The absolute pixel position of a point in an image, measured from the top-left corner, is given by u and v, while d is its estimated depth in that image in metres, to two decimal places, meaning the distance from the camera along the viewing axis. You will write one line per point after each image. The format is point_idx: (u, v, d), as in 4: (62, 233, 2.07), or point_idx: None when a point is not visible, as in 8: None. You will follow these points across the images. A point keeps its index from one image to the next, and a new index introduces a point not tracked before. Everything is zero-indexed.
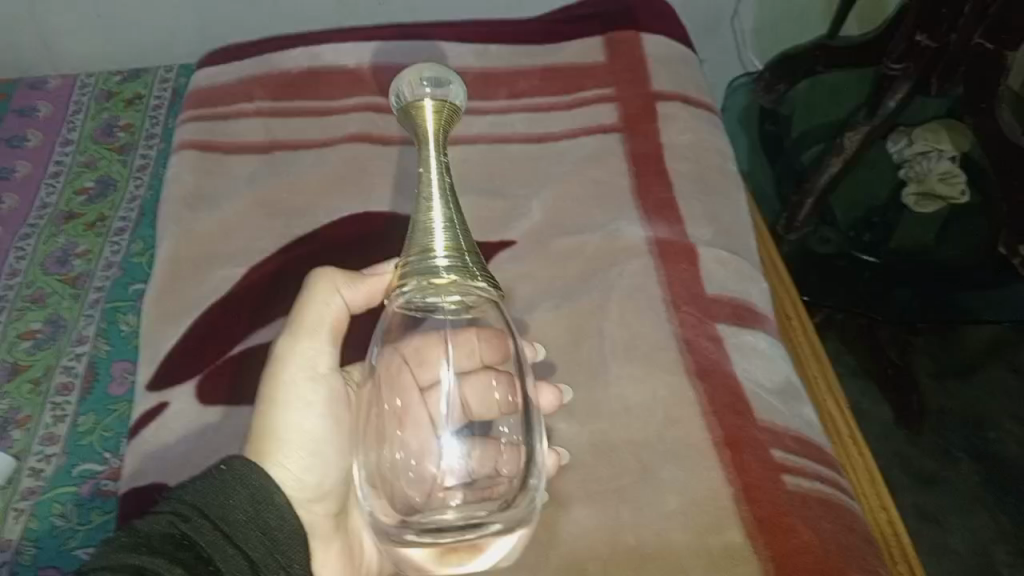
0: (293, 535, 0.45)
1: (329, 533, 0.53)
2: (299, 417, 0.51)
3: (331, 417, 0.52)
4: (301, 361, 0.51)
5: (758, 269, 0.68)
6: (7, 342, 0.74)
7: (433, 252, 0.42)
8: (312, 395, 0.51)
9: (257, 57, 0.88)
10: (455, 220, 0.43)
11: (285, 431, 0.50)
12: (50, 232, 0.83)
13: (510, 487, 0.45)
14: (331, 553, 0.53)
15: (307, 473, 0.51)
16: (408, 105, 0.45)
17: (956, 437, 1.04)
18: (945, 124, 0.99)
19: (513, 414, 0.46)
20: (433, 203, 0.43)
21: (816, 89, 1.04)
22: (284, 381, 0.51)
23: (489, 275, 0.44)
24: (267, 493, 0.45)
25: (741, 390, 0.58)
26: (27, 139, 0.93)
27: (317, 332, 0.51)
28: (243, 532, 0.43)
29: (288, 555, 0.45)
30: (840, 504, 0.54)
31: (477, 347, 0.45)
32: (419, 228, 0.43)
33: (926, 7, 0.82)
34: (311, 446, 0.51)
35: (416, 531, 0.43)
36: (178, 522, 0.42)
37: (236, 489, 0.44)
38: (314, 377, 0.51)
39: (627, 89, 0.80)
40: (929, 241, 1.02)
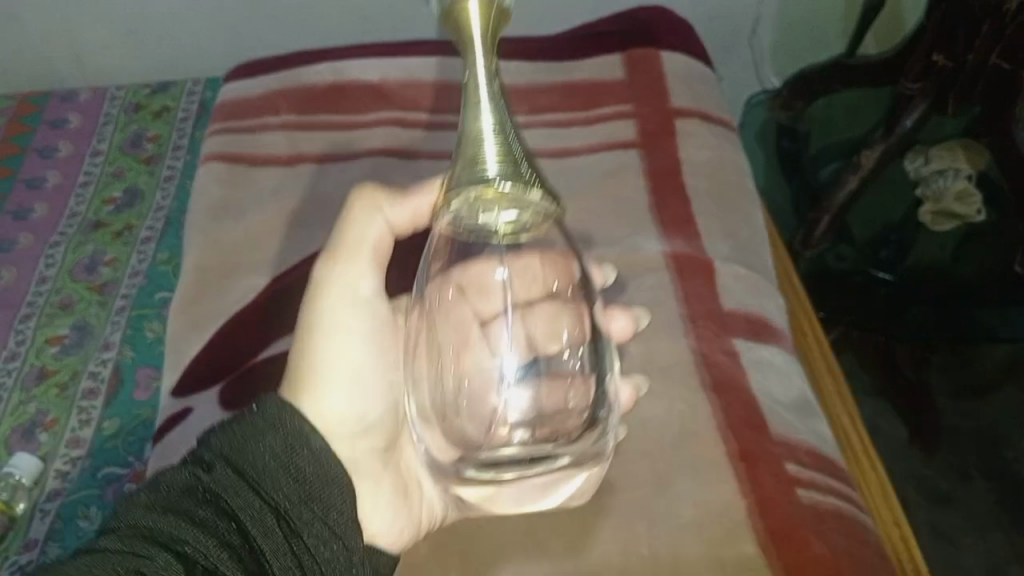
0: (331, 479, 0.45)
1: (378, 469, 0.54)
2: (341, 344, 0.51)
3: (373, 345, 0.52)
4: (344, 286, 0.51)
5: (774, 285, 0.69)
6: (35, 348, 0.76)
7: (483, 163, 0.42)
8: (352, 324, 0.51)
9: (283, 72, 0.90)
10: (506, 127, 0.43)
11: (323, 364, 0.51)
12: (79, 240, 0.85)
13: (573, 421, 0.48)
14: (385, 490, 0.53)
15: (351, 403, 0.51)
16: (449, 7, 0.43)
17: (972, 456, 1.03)
18: (961, 142, 1.00)
19: (579, 344, 0.49)
20: (482, 112, 0.43)
21: (833, 107, 1.03)
22: (322, 312, 0.51)
23: (544, 186, 0.44)
24: (299, 437, 0.45)
25: (756, 404, 0.58)
26: (58, 150, 0.95)
27: (356, 256, 0.50)
28: (271, 479, 0.44)
29: (323, 499, 0.45)
30: (853, 518, 0.55)
31: (539, 273, 0.48)
32: (468, 137, 0.43)
33: (943, 27, 0.83)
34: (351, 377, 0.51)
35: (476, 466, 0.48)
36: (201, 473, 0.44)
37: (264, 435, 0.45)
38: (357, 302, 0.51)
39: (645, 106, 0.81)
40: (945, 259, 1.04)
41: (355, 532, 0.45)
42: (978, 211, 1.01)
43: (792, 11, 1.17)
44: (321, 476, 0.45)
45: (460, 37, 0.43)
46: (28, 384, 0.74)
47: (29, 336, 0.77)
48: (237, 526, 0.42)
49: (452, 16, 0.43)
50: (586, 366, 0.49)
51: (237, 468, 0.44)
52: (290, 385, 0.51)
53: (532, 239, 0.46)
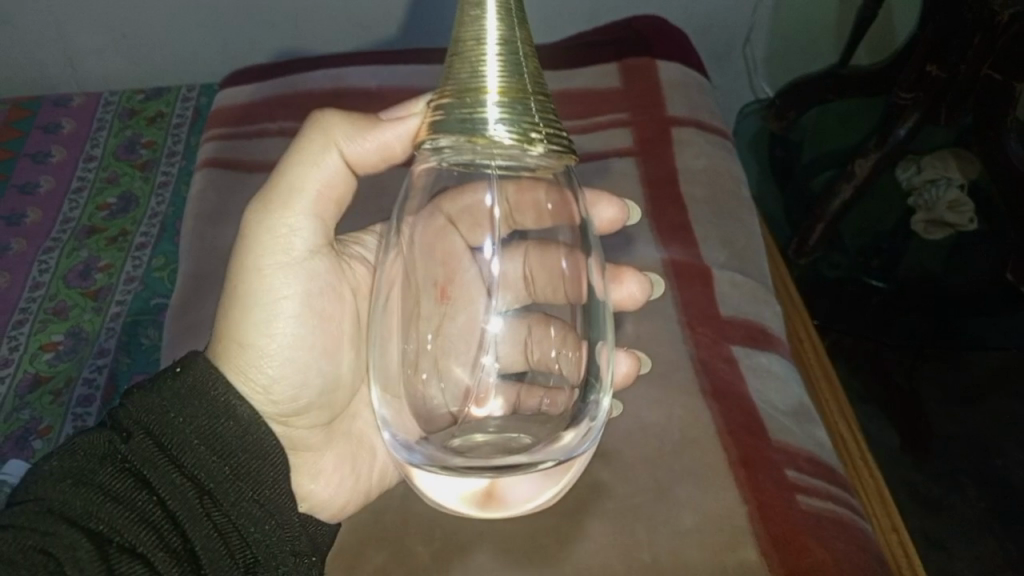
0: (257, 453, 0.47)
1: (321, 443, 0.55)
2: (271, 312, 0.51)
3: (305, 314, 0.52)
4: (274, 243, 0.50)
5: (771, 292, 0.69)
6: (28, 354, 0.76)
7: (485, 94, 0.39)
8: (286, 286, 0.51)
9: (279, 79, 0.90)
10: (515, 49, 0.39)
11: (249, 335, 0.51)
12: (73, 247, 0.85)
13: (555, 410, 0.47)
14: (328, 459, 0.55)
15: (276, 383, 0.51)
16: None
17: (963, 463, 1.04)
18: (952, 152, 1.02)
19: (573, 314, 0.47)
20: (488, 25, 0.39)
21: (825, 117, 1.07)
22: (254, 272, 0.50)
23: (555, 127, 0.40)
24: (225, 409, 0.47)
25: (755, 411, 0.59)
26: (52, 155, 0.95)
27: (293, 207, 0.49)
28: (195, 452, 0.45)
29: (251, 474, 0.47)
30: (854, 524, 0.55)
31: (533, 207, 0.45)
32: (472, 58, 0.39)
33: (935, 40, 0.85)
34: (279, 350, 0.51)
35: (439, 463, 0.44)
36: (117, 442, 0.45)
37: (187, 406, 0.46)
38: (289, 262, 0.51)
39: (642, 114, 0.82)
40: (936, 269, 1.03)
41: (287, 506, 0.48)
42: (972, 220, 1.01)
43: (784, 21, 1.18)
44: (248, 453, 0.47)
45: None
46: (21, 390, 0.73)
47: (23, 343, 0.77)
48: (160, 501, 0.44)
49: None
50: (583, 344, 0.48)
51: (157, 439, 0.45)
52: (215, 355, 0.51)
53: (533, 178, 0.44)
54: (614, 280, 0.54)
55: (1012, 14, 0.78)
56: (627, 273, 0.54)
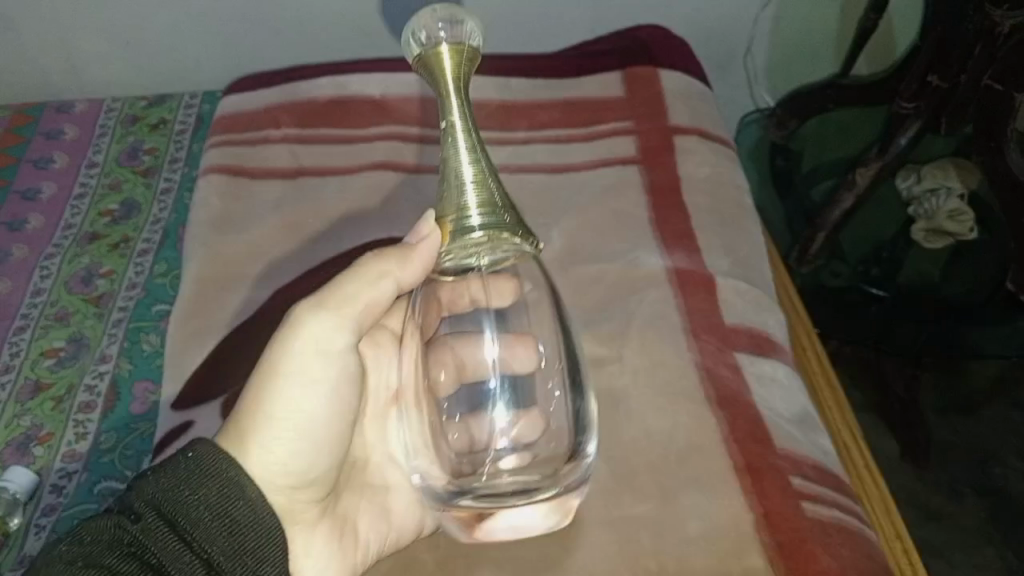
0: (264, 531, 0.45)
1: (313, 520, 0.53)
2: (300, 394, 0.51)
3: (332, 399, 0.52)
4: (315, 334, 0.51)
5: (775, 300, 0.70)
6: (29, 361, 0.75)
7: (468, 211, 0.46)
8: (320, 372, 0.51)
9: (283, 86, 0.90)
10: (484, 171, 0.46)
11: (276, 408, 0.50)
12: (74, 252, 0.85)
13: (555, 448, 0.51)
14: (319, 535, 0.53)
15: (294, 458, 0.50)
16: (425, 54, 0.46)
17: (963, 473, 1.04)
18: (954, 162, 0.99)
19: (559, 367, 0.52)
20: (460, 158, 0.46)
21: (826, 127, 1.05)
22: (292, 354, 0.50)
23: (524, 227, 0.48)
24: (234, 488, 0.45)
25: (761, 418, 0.59)
26: (54, 161, 0.95)
27: (345, 309, 0.51)
28: (207, 529, 0.43)
29: (256, 554, 0.44)
30: (859, 532, 0.55)
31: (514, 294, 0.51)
32: (452, 183, 0.47)
33: (936, 51, 0.85)
34: (302, 428, 0.51)
35: (471, 496, 0.49)
36: (127, 524, 0.43)
37: (200, 484, 0.44)
38: (325, 354, 0.51)
39: (645, 123, 0.82)
40: (934, 278, 1.05)
41: None
42: (971, 229, 1.00)
43: (785, 32, 1.19)
44: (257, 531, 0.45)
45: (435, 84, 0.47)
46: (22, 397, 0.73)
47: (24, 349, 0.76)
48: None
49: (426, 62, 0.47)
50: (566, 394, 0.51)
51: (167, 518, 0.43)
52: (231, 424, 0.50)
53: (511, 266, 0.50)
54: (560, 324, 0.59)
55: (1014, 24, 0.79)
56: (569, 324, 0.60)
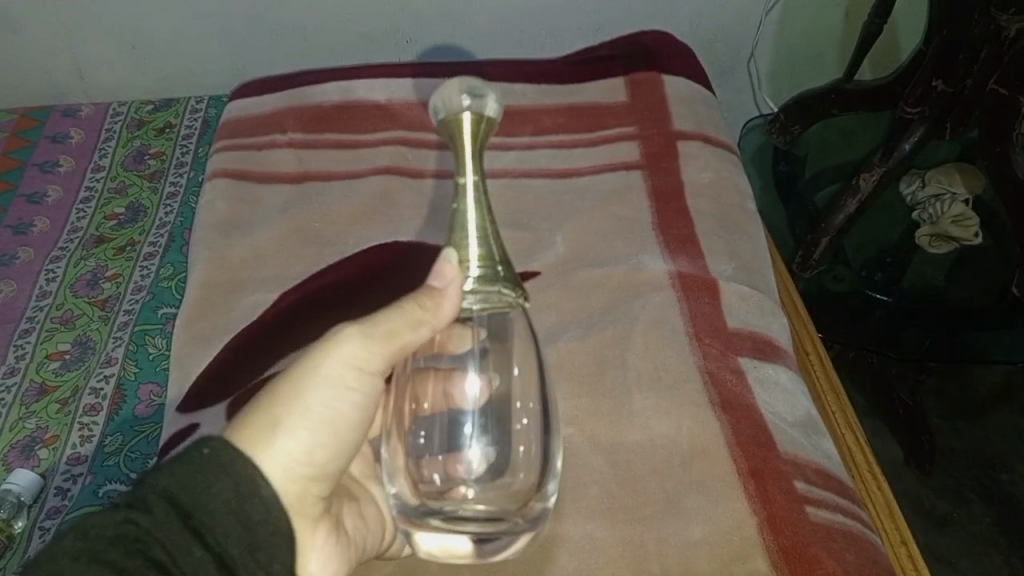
0: (278, 529, 0.45)
1: (318, 516, 0.52)
2: (336, 392, 0.51)
3: (362, 406, 0.52)
4: (360, 349, 0.50)
5: (778, 305, 0.70)
6: (35, 364, 0.76)
7: (468, 264, 0.48)
8: (354, 383, 0.51)
9: (288, 91, 0.90)
10: (488, 231, 0.48)
11: (313, 400, 0.50)
12: (80, 256, 0.85)
13: (527, 479, 0.51)
14: (320, 534, 0.52)
15: (319, 449, 0.50)
16: (449, 120, 0.48)
17: (966, 479, 1.04)
18: (958, 168, 1.02)
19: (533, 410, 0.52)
20: (468, 217, 0.48)
21: (828, 133, 1.09)
22: (329, 362, 0.50)
23: (513, 280, 0.50)
24: (250, 485, 0.45)
25: (764, 422, 0.59)
26: (59, 165, 0.95)
27: (388, 338, 0.50)
28: (221, 524, 0.44)
29: (268, 551, 0.45)
30: (864, 537, 0.55)
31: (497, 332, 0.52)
32: (455, 235, 0.48)
33: (939, 56, 0.85)
34: (330, 425, 0.51)
35: (440, 517, 0.50)
36: (136, 517, 0.42)
37: (216, 479, 0.44)
38: (364, 371, 0.51)
39: (649, 128, 0.82)
40: (938, 281, 1.04)
41: None
42: (977, 235, 1.00)
43: (788, 38, 1.19)
44: (270, 528, 0.45)
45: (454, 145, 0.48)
46: (27, 399, 0.73)
47: (30, 352, 0.77)
48: None
49: (447, 126, 0.48)
50: (540, 434, 0.51)
51: (181, 511, 0.43)
52: (252, 417, 0.49)
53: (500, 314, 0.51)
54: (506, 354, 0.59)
55: (1018, 28, 0.79)
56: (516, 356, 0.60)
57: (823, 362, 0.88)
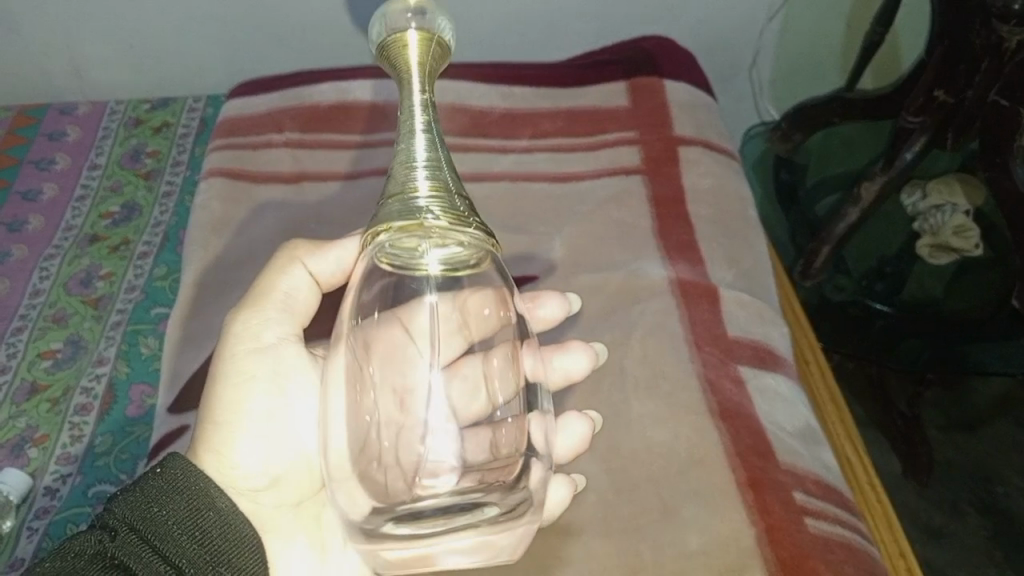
0: (239, 541, 0.45)
1: (290, 524, 0.53)
2: (244, 394, 0.50)
3: (274, 391, 0.51)
4: (243, 335, 0.51)
5: (778, 312, 0.69)
6: (26, 362, 0.75)
7: (415, 192, 0.41)
8: (250, 370, 0.51)
9: (286, 90, 0.89)
10: (439, 159, 0.43)
11: (222, 412, 0.50)
12: (74, 255, 0.84)
13: (500, 461, 0.45)
14: (296, 542, 0.53)
15: (249, 458, 0.50)
16: (390, 39, 0.47)
17: (963, 490, 1.03)
18: (958, 178, 0.99)
19: (520, 391, 0.47)
20: (415, 143, 0.43)
21: (831, 141, 1.08)
22: (231, 362, 0.51)
23: (481, 221, 0.42)
24: (204, 500, 0.45)
25: (763, 432, 0.58)
26: (55, 163, 0.94)
27: (265, 303, 0.52)
28: (181, 543, 0.43)
29: (234, 564, 0.44)
30: (861, 548, 0.54)
31: (477, 318, 0.47)
32: (401, 167, 0.43)
33: (943, 65, 0.84)
34: (254, 428, 0.50)
35: (394, 519, 0.44)
36: (102, 540, 0.42)
37: (172, 501, 0.44)
38: (259, 350, 0.51)
39: (649, 133, 0.82)
40: (936, 293, 1.03)
41: None
42: (977, 246, 0.98)
43: (790, 46, 1.19)
44: (230, 541, 0.45)
45: (398, 71, 0.47)
46: (18, 398, 0.72)
47: (21, 351, 0.76)
48: None
49: (389, 50, 0.48)
50: (518, 406, 0.47)
51: (142, 533, 0.42)
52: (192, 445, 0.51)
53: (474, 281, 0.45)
54: (560, 349, 0.56)
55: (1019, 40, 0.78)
56: (572, 342, 0.56)
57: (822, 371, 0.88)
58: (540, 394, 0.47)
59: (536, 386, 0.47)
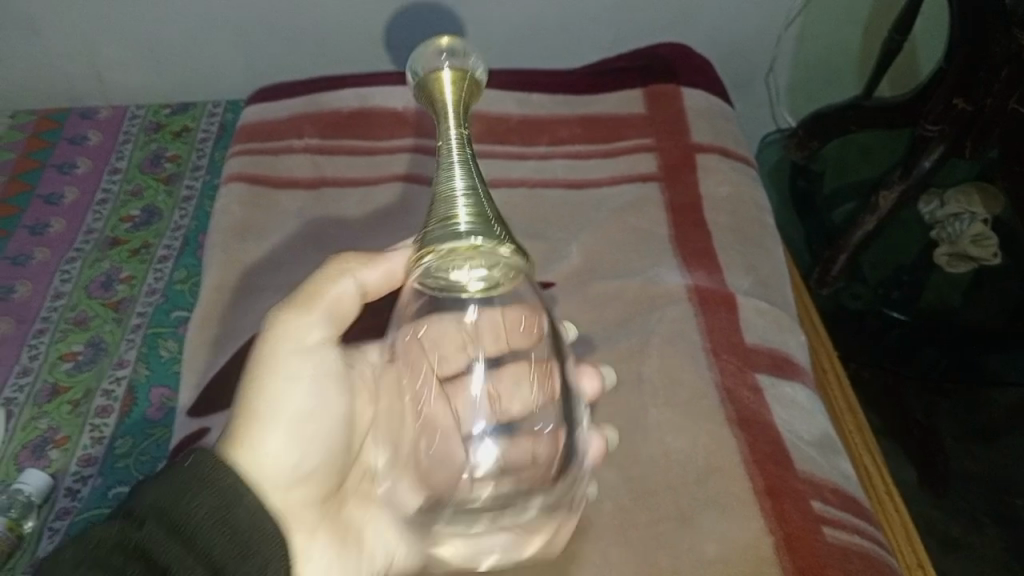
0: (266, 536, 0.44)
1: (314, 523, 0.50)
2: (287, 389, 0.49)
3: (317, 391, 0.50)
4: (291, 331, 0.49)
5: (796, 322, 0.69)
6: (48, 364, 0.76)
7: (456, 219, 0.43)
8: (294, 366, 0.49)
9: (306, 97, 0.90)
10: (477, 188, 0.44)
11: (263, 405, 0.48)
12: (95, 257, 0.85)
13: (541, 466, 0.47)
14: (318, 541, 0.50)
15: (286, 453, 0.48)
16: (425, 79, 0.47)
17: (982, 503, 1.02)
18: (977, 185, 0.98)
19: (549, 403, 0.48)
20: (454, 173, 0.44)
21: (847, 148, 1.06)
22: (276, 355, 0.49)
23: (514, 243, 0.44)
24: (233, 493, 0.44)
25: (781, 440, 0.58)
26: (77, 166, 0.96)
27: (312, 301, 0.49)
28: (209, 535, 0.43)
29: (260, 556, 0.44)
30: (879, 558, 0.54)
31: (507, 329, 0.47)
32: (440, 196, 0.44)
33: (963, 73, 0.84)
34: (294, 424, 0.48)
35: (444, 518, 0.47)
36: (130, 529, 0.42)
37: (201, 493, 0.44)
38: (304, 348, 0.49)
39: (667, 140, 0.82)
40: (954, 303, 1.04)
41: None
42: (995, 254, 0.99)
43: (807, 54, 1.19)
44: (259, 535, 0.44)
45: (433, 106, 0.47)
46: (39, 399, 0.73)
47: (42, 352, 0.77)
48: None
49: (425, 87, 0.47)
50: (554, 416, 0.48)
51: (169, 524, 0.42)
52: (224, 435, 0.48)
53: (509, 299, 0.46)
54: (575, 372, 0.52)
55: None
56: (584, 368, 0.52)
57: (839, 379, 0.88)
58: (575, 407, 0.50)
59: (576, 399, 0.50)
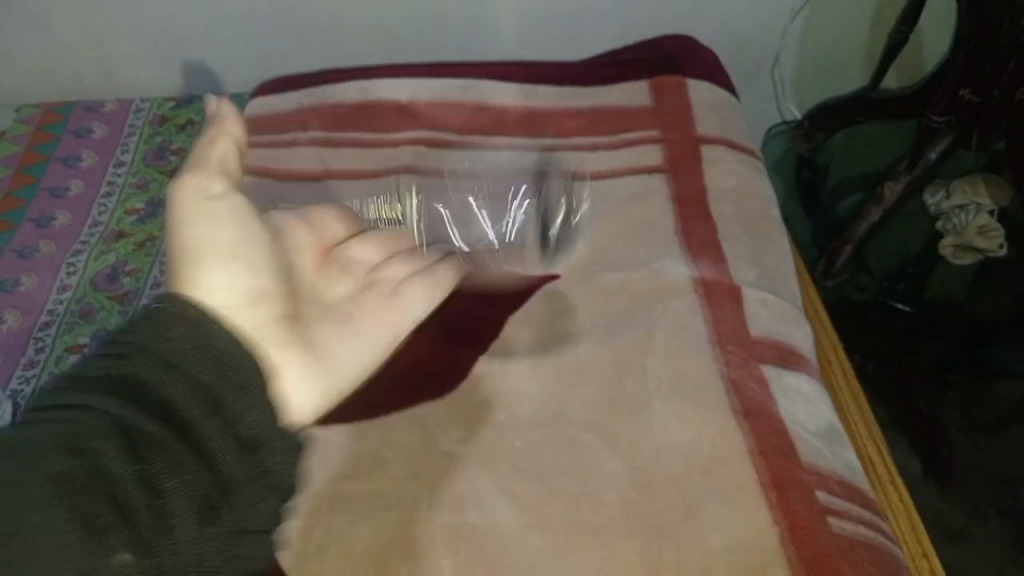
0: (238, 357, 0.40)
1: (288, 334, 0.48)
2: (209, 223, 0.47)
3: (244, 224, 0.48)
4: (197, 176, 0.48)
5: (802, 314, 0.69)
6: (54, 356, 0.76)
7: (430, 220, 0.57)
8: (210, 207, 0.48)
9: (311, 89, 0.90)
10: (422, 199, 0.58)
11: (196, 244, 0.47)
12: (101, 250, 0.85)
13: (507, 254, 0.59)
14: (296, 348, 0.48)
15: (236, 278, 0.46)
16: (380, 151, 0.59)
17: (985, 494, 1.03)
18: (982, 177, 0.97)
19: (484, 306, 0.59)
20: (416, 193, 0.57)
21: (852, 140, 1.06)
22: (184, 196, 0.47)
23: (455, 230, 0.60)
24: (206, 322, 0.40)
25: (787, 431, 0.58)
26: (82, 160, 0.96)
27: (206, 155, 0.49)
28: (192, 361, 0.39)
29: (246, 378, 0.40)
30: (883, 548, 0.54)
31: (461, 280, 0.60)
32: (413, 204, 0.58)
33: (969, 65, 0.84)
34: (230, 254, 0.47)
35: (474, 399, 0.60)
36: (110, 363, 0.39)
37: (177, 322, 0.40)
38: (213, 192, 0.48)
39: (673, 132, 0.82)
40: (959, 294, 1.03)
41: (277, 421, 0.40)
42: (1001, 246, 0.97)
43: (813, 45, 1.18)
44: (238, 358, 0.40)
45: None
46: (45, 391, 0.73)
47: (49, 344, 0.77)
48: (160, 413, 0.38)
49: None
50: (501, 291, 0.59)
51: (148, 353, 0.39)
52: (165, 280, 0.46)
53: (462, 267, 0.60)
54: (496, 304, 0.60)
55: None
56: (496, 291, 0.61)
57: (844, 368, 0.88)
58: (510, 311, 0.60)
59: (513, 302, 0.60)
